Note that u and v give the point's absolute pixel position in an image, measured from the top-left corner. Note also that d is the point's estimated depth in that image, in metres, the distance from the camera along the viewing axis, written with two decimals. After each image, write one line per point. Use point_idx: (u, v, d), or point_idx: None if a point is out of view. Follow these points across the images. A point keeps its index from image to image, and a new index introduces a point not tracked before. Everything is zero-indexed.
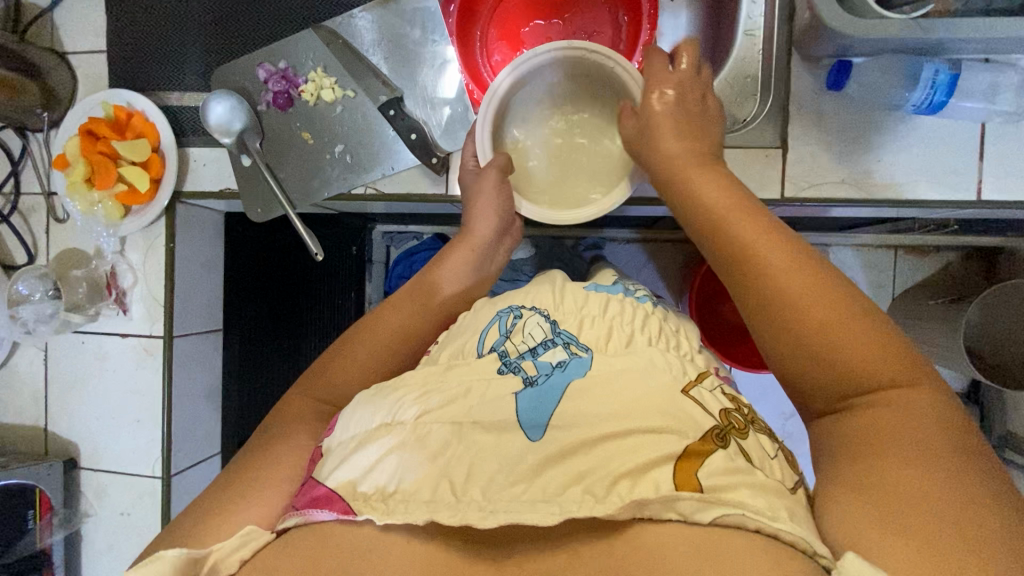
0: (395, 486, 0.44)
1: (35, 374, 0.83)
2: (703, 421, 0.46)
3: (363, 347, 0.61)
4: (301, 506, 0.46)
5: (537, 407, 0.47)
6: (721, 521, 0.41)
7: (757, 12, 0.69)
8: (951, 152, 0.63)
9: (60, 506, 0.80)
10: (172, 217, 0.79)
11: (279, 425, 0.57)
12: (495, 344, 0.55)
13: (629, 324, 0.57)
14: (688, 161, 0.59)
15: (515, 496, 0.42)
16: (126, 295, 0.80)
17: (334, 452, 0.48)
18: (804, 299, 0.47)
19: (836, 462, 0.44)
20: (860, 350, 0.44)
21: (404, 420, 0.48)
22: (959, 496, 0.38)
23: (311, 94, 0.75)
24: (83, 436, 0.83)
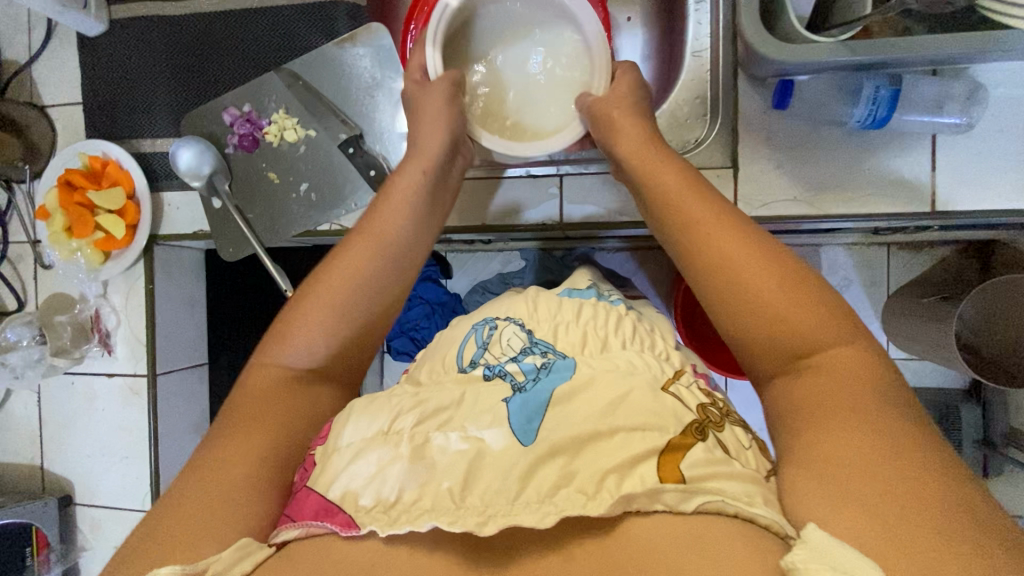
0: (397, 496, 0.44)
1: (30, 415, 0.86)
2: (683, 415, 0.48)
3: (318, 300, 0.55)
4: (297, 518, 0.45)
5: (528, 412, 0.48)
6: (703, 509, 0.42)
7: (703, 34, 0.69)
8: (903, 164, 0.62)
9: (57, 542, 0.83)
10: (150, 260, 0.82)
11: (239, 414, 0.50)
12: (474, 356, 0.57)
13: (608, 329, 0.59)
14: (638, 144, 0.59)
15: (513, 502, 0.43)
16: (111, 336, 0.83)
17: (331, 460, 0.48)
18: (744, 266, 0.47)
19: (788, 430, 0.44)
20: (795, 307, 0.45)
21: (401, 430, 0.48)
22: (899, 456, 0.38)
23: (274, 135, 0.78)
24: (78, 473, 0.86)
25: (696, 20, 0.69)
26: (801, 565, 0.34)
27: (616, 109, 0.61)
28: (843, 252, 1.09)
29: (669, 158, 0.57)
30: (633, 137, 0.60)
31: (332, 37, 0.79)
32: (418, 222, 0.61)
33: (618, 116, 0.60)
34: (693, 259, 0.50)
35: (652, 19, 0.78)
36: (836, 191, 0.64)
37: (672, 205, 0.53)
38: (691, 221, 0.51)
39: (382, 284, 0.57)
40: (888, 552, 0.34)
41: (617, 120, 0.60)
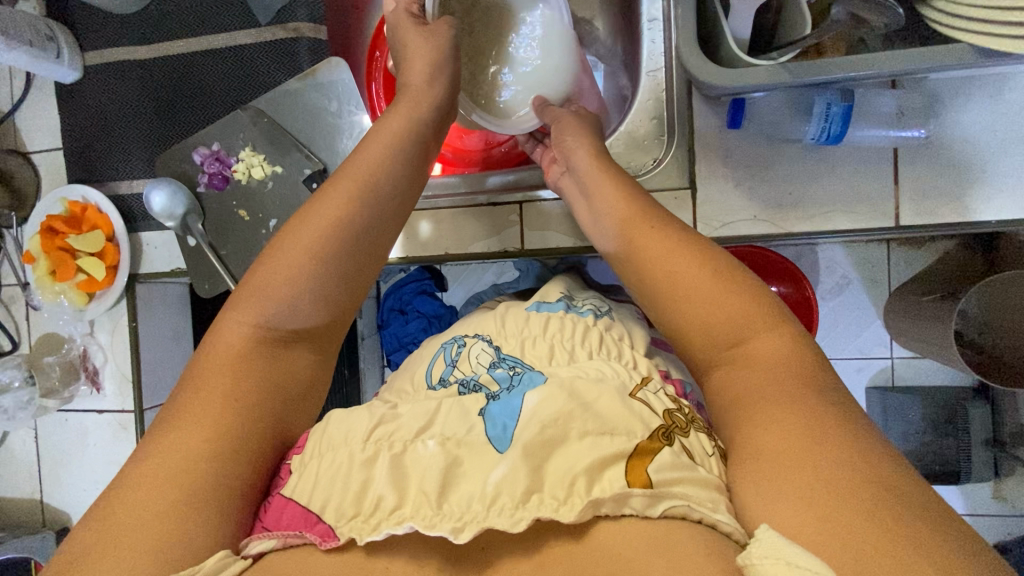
0: (377, 503, 0.42)
1: (28, 450, 0.90)
2: (650, 420, 0.46)
3: (293, 258, 0.50)
4: (272, 527, 0.43)
5: (503, 416, 0.46)
6: (669, 514, 0.40)
7: (657, 50, 0.68)
8: (867, 176, 0.61)
9: None
10: (132, 298, 0.85)
11: (209, 384, 0.46)
12: (443, 374, 0.57)
13: (573, 339, 0.58)
14: (590, 148, 0.60)
15: (489, 509, 0.40)
16: (98, 373, 0.86)
17: (309, 467, 0.45)
18: (673, 262, 0.50)
19: (732, 422, 0.45)
20: (719, 300, 0.47)
21: (379, 440, 0.45)
22: (830, 443, 0.39)
23: (242, 173, 0.79)
24: (74, 506, 0.89)
25: (650, 38, 0.68)
26: (754, 561, 0.34)
27: (562, 116, 0.63)
28: (842, 250, 0.99)
29: (609, 162, 0.59)
30: (589, 139, 0.60)
31: (294, 73, 0.80)
32: (407, 170, 0.57)
33: (571, 126, 0.62)
34: (634, 263, 0.52)
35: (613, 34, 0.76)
36: (799, 206, 0.62)
37: (613, 210, 0.55)
38: (631, 226, 0.53)
39: (366, 240, 0.53)
40: (835, 548, 0.34)
41: (564, 126, 0.62)
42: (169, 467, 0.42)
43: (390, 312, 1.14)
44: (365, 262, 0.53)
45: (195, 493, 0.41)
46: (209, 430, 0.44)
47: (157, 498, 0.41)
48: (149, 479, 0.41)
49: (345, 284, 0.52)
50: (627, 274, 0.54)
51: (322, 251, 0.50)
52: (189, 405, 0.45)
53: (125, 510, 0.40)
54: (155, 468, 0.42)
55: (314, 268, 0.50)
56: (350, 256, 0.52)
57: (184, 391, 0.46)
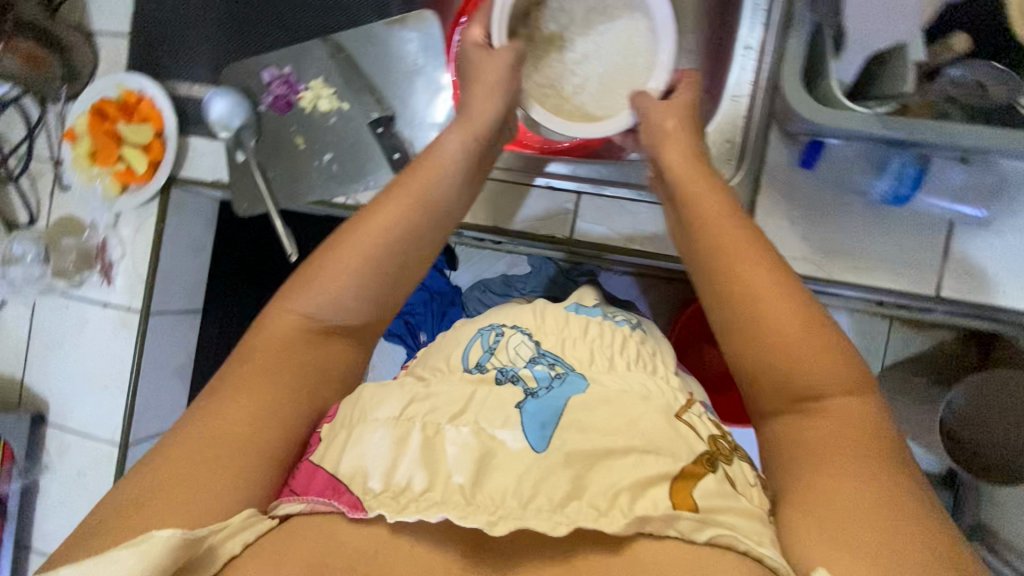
0: (408, 484, 0.42)
1: (21, 328, 0.87)
2: (695, 444, 0.47)
3: (357, 247, 0.54)
4: (301, 492, 0.44)
5: (541, 418, 0.46)
6: (716, 542, 0.41)
7: (745, 79, 0.70)
8: (917, 243, 0.63)
9: (23, 457, 0.85)
10: (165, 200, 0.83)
11: (254, 363, 0.49)
12: (481, 359, 0.57)
13: (613, 348, 0.59)
14: (684, 163, 0.57)
15: (524, 502, 0.41)
16: (112, 267, 0.84)
17: (336, 441, 0.46)
18: (771, 301, 0.47)
19: (793, 468, 0.46)
20: (813, 352, 0.46)
21: (413, 418, 0.46)
22: (893, 511, 0.40)
23: (308, 102, 0.79)
24: (55, 394, 0.87)
25: (740, 65, 0.70)
26: None
27: (666, 125, 0.58)
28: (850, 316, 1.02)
29: (710, 177, 0.56)
30: (683, 146, 0.58)
31: (383, 16, 0.79)
32: (463, 184, 0.60)
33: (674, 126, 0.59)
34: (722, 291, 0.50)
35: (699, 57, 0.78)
36: (846, 259, 0.64)
37: (713, 231, 0.52)
38: (730, 253, 0.51)
39: (424, 230, 0.56)
40: None
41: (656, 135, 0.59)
42: (215, 434, 0.45)
43: None
44: (413, 249, 0.56)
45: (233, 459, 0.44)
46: (252, 402, 0.47)
47: (198, 459, 0.44)
48: (199, 442, 0.45)
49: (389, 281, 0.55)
50: (706, 298, 0.52)
51: (370, 237, 0.54)
52: (237, 380, 0.48)
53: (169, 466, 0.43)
54: (201, 434, 0.45)
55: (361, 260, 0.53)
56: (395, 255, 0.55)
57: (233, 366, 0.50)
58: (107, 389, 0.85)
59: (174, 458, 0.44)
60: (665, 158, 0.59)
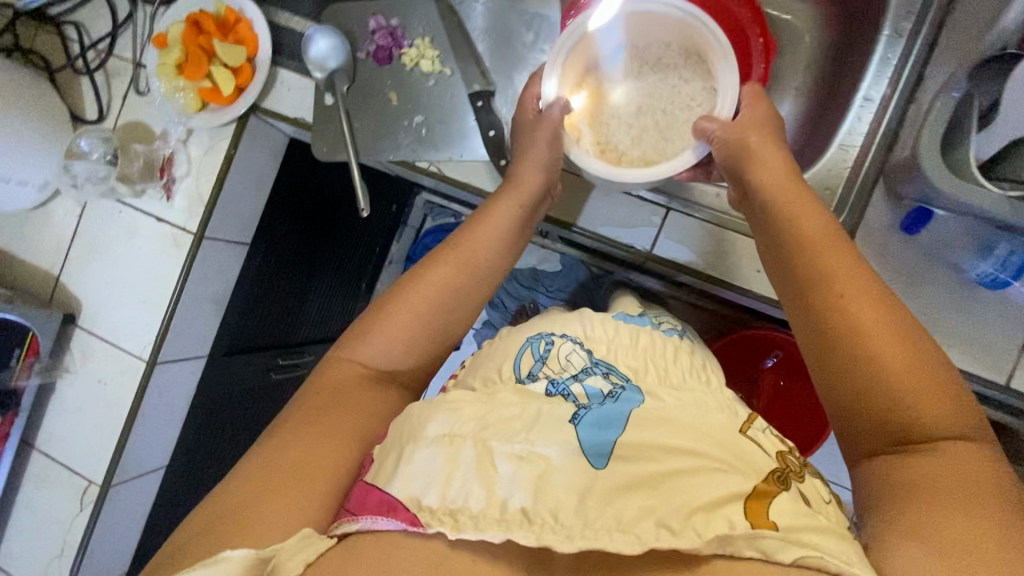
0: (462, 503, 0.44)
1: (67, 224, 0.85)
2: (762, 463, 0.50)
3: (391, 323, 0.60)
4: (358, 513, 0.46)
5: (598, 436, 0.49)
6: (803, 562, 0.41)
7: (857, 130, 0.69)
8: (999, 329, 0.63)
9: (46, 354, 0.82)
10: (242, 126, 0.81)
11: (313, 408, 0.56)
12: (533, 368, 0.59)
13: (669, 363, 0.63)
14: (781, 180, 0.58)
15: (590, 521, 0.43)
16: (175, 183, 0.82)
17: (390, 461, 0.48)
18: (868, 320, 0.48)
19: (896, 497, 0.44)
20: (911, 376, 0.46)
21: (463, 434, 0.48)
22: (1016, 539, 0.39)
23: (410, 58, 0.77)
24: (90, 298, 0.85)
25: (856, 116, 0.69)
26: None
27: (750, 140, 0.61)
28: None
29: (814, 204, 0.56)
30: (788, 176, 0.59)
31: None
32: (506, 247, 0.67)
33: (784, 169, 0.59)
34: (826, 327, 0.50)
35: (804, 97, 0.81)
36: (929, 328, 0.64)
37: (810, 249, 0.53)
38: (835, 285, 0.50)
39: (462, 286, 0.63)
40: None
41: (752, 159, 0.60)
42: (278, 472, 0.50)
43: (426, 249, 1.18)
44: (455, 307, 0.63)
45: (292, 490, 0.48)
46: (311, 440, 0.52)
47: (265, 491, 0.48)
48: (263, 482, 0.49)
49: (432, 331, 0.62)
50: (799, 317, 0.53)
51: (420, 294, 0.62)
52: (287, 436, 0.53)
53: (237, 493, 0.48)
54: (265, 468, 0.50)
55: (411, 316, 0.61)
56: (438, 310, 0.62)
57: (294, 409, 0.57)
58: (146, 304, 0.83)
59: (246, 493, 0.48)
60: (766, 187, 0.59)
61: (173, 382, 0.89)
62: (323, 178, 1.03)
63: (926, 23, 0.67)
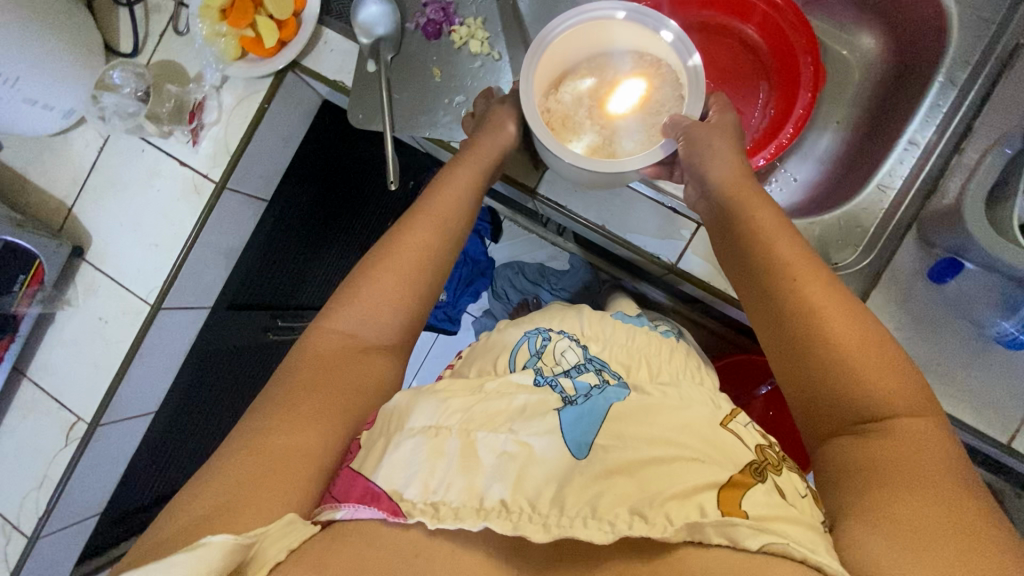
0: (444, 493, 0.44)
1: (86, 155, 0.84)
2: (739, 457, 0.49)
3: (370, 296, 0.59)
4: (341, 500, 0.46)
5: (581, 428, 0.50)
6: (770, 549, 0.39)
7: (900, 172, 0.70)
8: (1009, 388, 0.63)
9: (49, 285, 0.80)
10: (280, 81, 0.79)
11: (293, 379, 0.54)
12: (528, 361, 0.62)
13: (662, 360, 0.66)
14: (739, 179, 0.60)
15: (566, 508, 0.43)
16: (202, 129, 0.80)
17: (376, 448, 0.48)
18: (825, 309, 0.49)
19: (856, 482, 0.45)
20: (868, 364, 0.47)
21: (449, 426, 0.49)
22: (970, 519, 0.40)
23: (459, 37, 0.76)
24: (100, 234, 0.83)
25: (899, 158, 0.70)
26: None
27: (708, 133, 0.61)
28: None
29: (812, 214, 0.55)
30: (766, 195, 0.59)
31: None
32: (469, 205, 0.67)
33: None
34: (782, 311, 0.52)
35: (843, 133, 0.81)
36: (938, 380, 0.64)
37: (775, 244, 0.55)
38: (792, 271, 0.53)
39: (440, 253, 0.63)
40: None
41: (717, 151, 0.61)
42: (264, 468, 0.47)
43: None
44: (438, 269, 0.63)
45: (270, 475, 0.47)
46: (284, 416, 0.51)
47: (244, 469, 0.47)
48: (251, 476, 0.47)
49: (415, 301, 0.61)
50: (762, 312, 0.54)
51: (409, 259, 0.61)
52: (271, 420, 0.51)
53: (218, 481, 0.46)
54: (249, 451, 0.48)
55: (399, 283, 0.60)
56: (421, 273, 0.61)
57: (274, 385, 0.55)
58: (157, 247, 0.82)
59: (228, 466, 0.48)
60: (734, 184, 0.59)
61: (173, 329, 0.88)
62: (350, 144, 1.04)
63: (980, 78, 0.67)
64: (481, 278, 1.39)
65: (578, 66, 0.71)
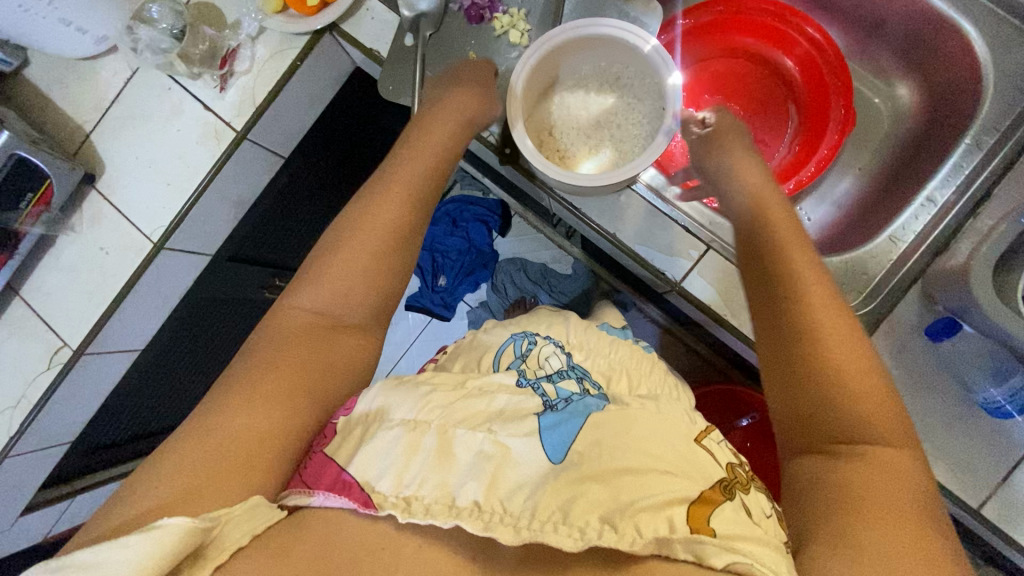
0: (416, 488, 0.45)
1: (112, 84, 0.83)
2: (712, 473, 0.49)
3: (347, 255, 0.57)
4: (311, 483, 0.46)
5: (559, 434, 0.50)
6: (732, 568, 0.40)
7: (912, 227, 0.70)
8: (988, 457, 0.64)
9: (56, 207, 0.80)
10: (316, 41, 0.79)
11: (262, 353, 0.52)
12: (512, 364, 0.63)
13: (642, 375, 0.67)
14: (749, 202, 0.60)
15: (539, 515, 0.43)
16: (232, 77, 0.80)
17: (353, 433, 0.49)
18: (830, 327, 0.48)
19: (825, 505, 0.44)
20: (861, 391, 0.46)
21: (428, 420, 0.50)
22: (932, 558, 0.40)
23: (500, 25, 0.76)
24: (114, 165, 0.83)
25: (912, 214, 0.70)
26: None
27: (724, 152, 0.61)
28: None
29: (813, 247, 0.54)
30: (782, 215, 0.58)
31: None
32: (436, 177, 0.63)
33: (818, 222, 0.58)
34: (783, 323, 0.50)
35: (865, 176, 0.82)
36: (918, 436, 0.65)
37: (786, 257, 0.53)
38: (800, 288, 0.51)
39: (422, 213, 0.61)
40: None
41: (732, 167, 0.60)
42: (245, 430, 0.46)
43: (446, 216, 1.33)
44: None
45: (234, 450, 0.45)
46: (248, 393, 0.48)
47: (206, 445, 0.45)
48: (233, 433, 0.46)
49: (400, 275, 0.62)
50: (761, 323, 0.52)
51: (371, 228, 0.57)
52: (253, 369, 0.50)
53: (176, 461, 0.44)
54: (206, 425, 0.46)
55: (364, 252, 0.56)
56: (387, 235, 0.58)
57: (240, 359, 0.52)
58: (169, 188, 0.82)
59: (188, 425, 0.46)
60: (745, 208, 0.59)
61: (172, 271, 0.88)
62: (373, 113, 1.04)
63: (1006, 145, 0.68)
64: (482, 269, 1.38)
65: (565, 80, 0.72)
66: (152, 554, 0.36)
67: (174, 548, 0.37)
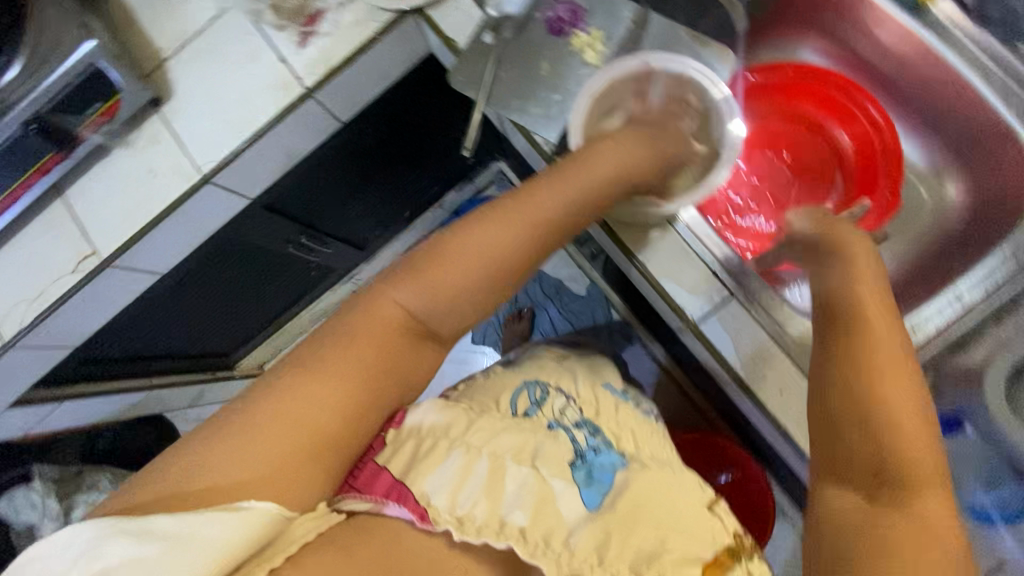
0: (472, 510, 0.53)
1: (198, 18, 0.87)
2: (720, 538, 0.58)
3: (453, 260, 0.57)
4: (365, 493, 0.54)
5: (594, 483, 0.59)
6: None
7: (934, 321, 0.70)
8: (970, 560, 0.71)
9: (119, 121, 0.83)
10: (400, 20, 0.82)
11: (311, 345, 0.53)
12: (528, 411, 0.68)
13: (642, 439, 0.70)
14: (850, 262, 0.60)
15: (577, 554, 0.53)
16: (313, 36, 0.83)
17: (409, 450, 0.58)
18: (895, 386, 0.51)
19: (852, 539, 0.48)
20: (910, 451, 0.49)
21: (479, 449, 0.59)
22: None
23: (579, 42, 0.80)
24: (182, 94, 0.86)
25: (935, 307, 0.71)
26: None
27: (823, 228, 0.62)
28: None
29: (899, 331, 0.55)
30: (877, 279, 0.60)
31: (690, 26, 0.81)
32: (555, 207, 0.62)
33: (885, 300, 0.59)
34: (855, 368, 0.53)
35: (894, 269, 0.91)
36: None
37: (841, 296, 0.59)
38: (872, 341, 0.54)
39: (547, 244, 0.61)
40: None
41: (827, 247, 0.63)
42: (304, 422, 0.49)
43: None
44: None
45: (291, 448, 0.48)
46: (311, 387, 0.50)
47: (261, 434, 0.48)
48: (283, 422, 0.49)
49: None
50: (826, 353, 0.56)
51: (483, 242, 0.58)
52: (311, 364, 0.51)
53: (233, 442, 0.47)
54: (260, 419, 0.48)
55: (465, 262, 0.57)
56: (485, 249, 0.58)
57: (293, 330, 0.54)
58: (229, 125, 0.84)
59: None
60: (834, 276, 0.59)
61: (211, 205, 0.90)
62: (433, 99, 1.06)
63: None
64: None
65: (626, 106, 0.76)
66: (239, 533, 0.44)
67: (258, 530, 0.45)
